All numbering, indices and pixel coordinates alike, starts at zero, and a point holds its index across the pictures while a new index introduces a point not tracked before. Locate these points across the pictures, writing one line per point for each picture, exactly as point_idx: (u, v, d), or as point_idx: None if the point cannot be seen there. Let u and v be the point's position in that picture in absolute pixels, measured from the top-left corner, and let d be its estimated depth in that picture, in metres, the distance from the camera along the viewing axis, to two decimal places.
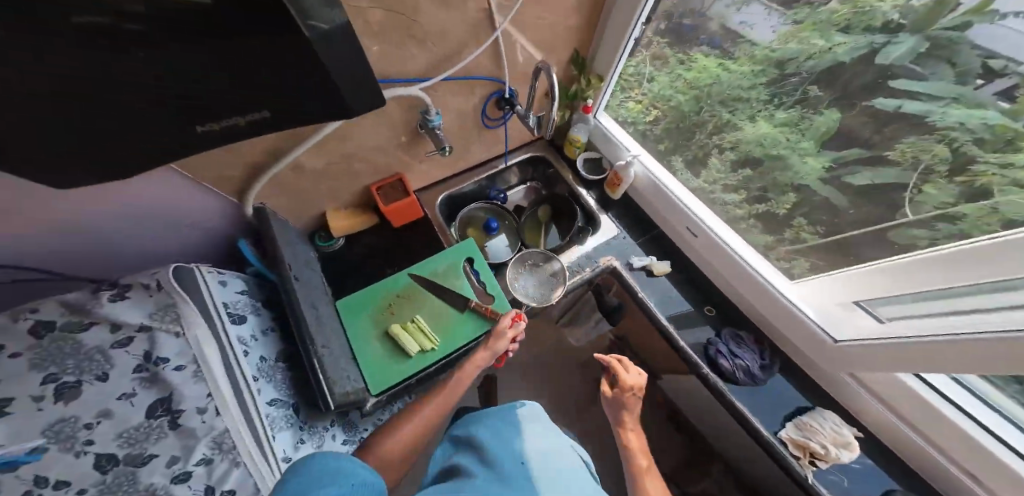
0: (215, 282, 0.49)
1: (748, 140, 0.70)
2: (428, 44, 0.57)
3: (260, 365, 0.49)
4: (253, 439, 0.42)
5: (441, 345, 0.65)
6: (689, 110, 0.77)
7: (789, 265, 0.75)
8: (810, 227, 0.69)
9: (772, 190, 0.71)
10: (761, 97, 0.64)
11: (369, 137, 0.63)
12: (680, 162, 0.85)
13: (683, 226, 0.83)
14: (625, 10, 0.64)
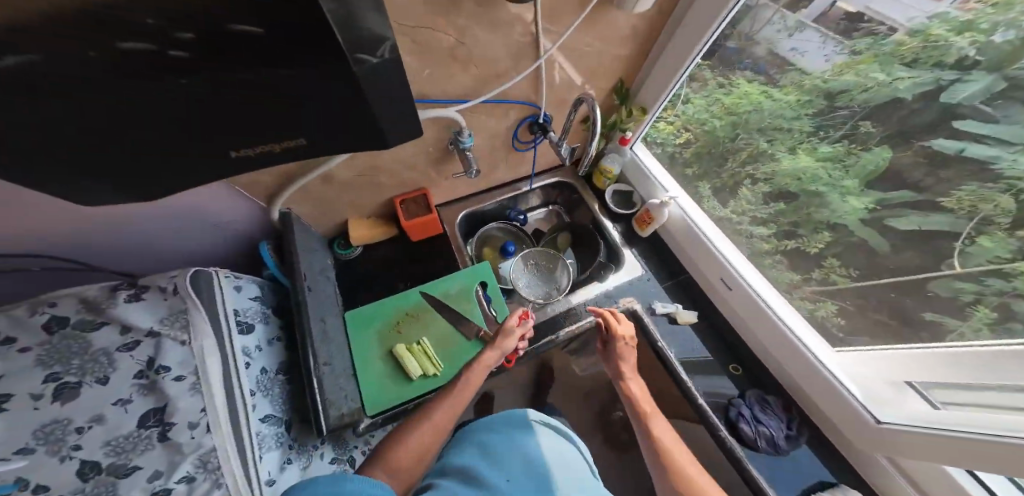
0: (229, 286, 0.48)
1: (786, 173, 0.69)
2: (471, 67, 0.56)
3: (260, 377, 0.46)
4: (241, 459, 0.38)
5: (443, 372, 0.63)
6: (723, 135, 0.78)
7: (814, 306, 0.72)
8: (842, 269, 0.66)
9: (805, 227, 0.69)
10: (804, 129, 0.63)
11: (401, 151, 0.63)
12: (707, 189, 0.85)
13: (716, 277, 0.79)
14: (681, 45, 0.62)
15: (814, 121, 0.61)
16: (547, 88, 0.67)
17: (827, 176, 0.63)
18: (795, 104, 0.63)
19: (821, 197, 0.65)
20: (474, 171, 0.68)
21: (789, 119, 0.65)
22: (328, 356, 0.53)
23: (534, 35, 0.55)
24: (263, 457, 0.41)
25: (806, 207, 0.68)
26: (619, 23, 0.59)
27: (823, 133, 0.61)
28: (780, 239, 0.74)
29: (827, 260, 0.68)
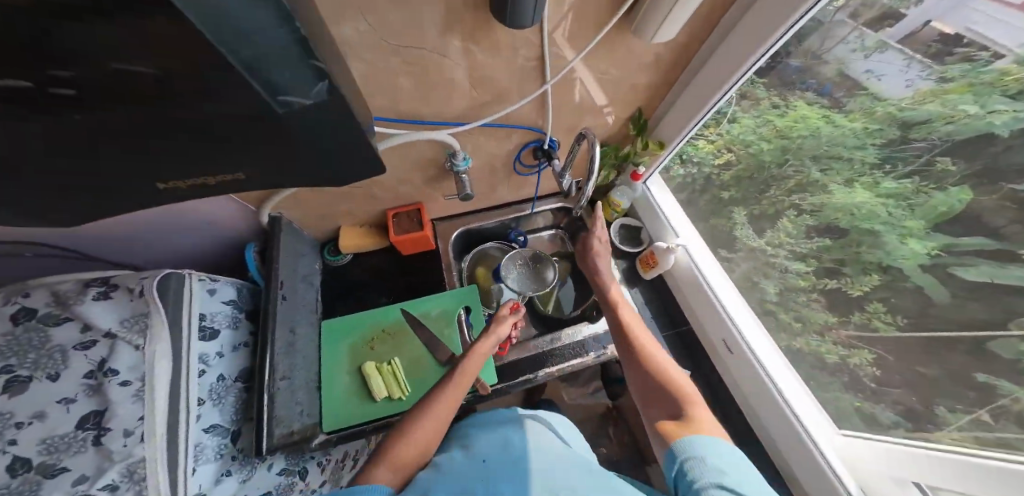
0: (202, 289, 0.49)
1: (835, 206, 0.59)
2: (469, 88, 0.52)
3: (215, 385, 0.47)
4: (170, 473, 0.37)
5: (408, 396, 0.61)
6: (770, 160, 0.67)
7: (846, 352, 0.62)
8: (888, 316, 0.55)
9: (851, 266, 0.58)
10: (868, 160, 0.53)
11: (396, 166, 0.62)
12: (742, 215, 0.76)
13: (718, 337, 0.74)
14: (712, 78, 0.56)
15: (880, 151, 0.51)
16: (556, 111, 0.63)
17: (886, 215, 0.52)
18: (862, 131, 0.53)
19: (875, 236, 0.54)
20: (468, 193, 0.65)
21: (851, 147, 0.55)
22: (289, 368, 0.53)
23: (541, 57, 0.50)
24: (196, 469, 0.41)
25: (855, 245, 0.57)
26: (640, 50, 0.54)
27: (891, 167, 0.51)
28: (819, 277, 0.64)
29: (870, 304, 0.57)
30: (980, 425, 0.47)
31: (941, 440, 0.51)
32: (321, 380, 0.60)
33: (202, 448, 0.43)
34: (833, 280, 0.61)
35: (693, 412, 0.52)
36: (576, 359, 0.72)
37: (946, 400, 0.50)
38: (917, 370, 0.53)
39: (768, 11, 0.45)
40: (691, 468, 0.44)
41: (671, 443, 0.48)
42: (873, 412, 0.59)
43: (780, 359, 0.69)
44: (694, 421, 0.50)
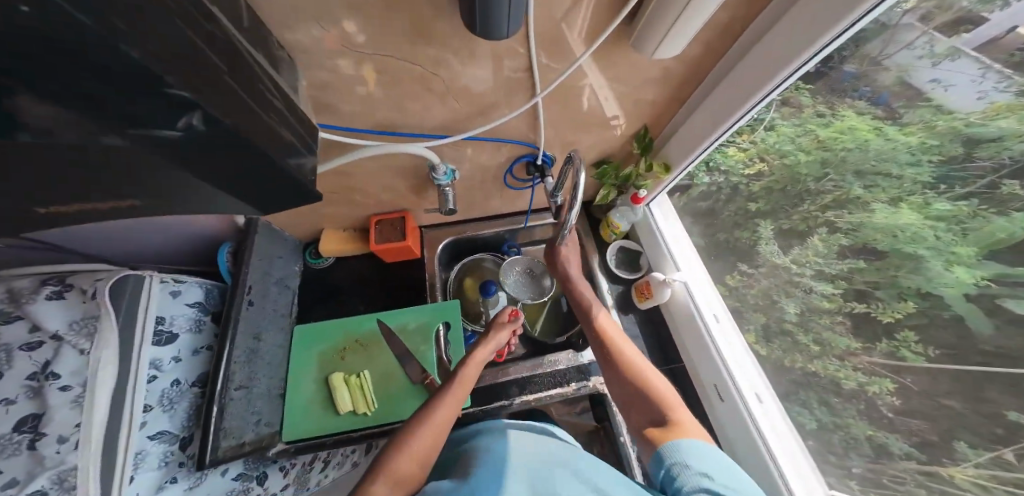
0: (163, 291, 0.49)
1: (875, 226, 0.51)
2: (450, 100, 0.48)
3: (168, 390, 0.46)
4: (102, 483, 0.37)
5: (375, 412, 0.60)
6: (807, 173, 0.59)
7: (869, 383, 0.54)
8: (918, 346, 0.48)
9: (883, 290, 0.50)
10: (920, 179, 0.45)
11: (376, 176, 0.59)
12: (769, 230, 0.68)
13: (710, 382, 0.73)
14: (727, 98, 0.51)
15: (940, 169, 0.43)
16: (551, 123, 0.59)
17: (935, 239, 0.45)
18: (917, 146, 0.44)
19: (919, 262, 0.46)
20: (449, 208, 0.62)
21: (903, 163, 0.46)
22: (247, 378, 0.52)
23: (529, 71, 0.46)
24: (134, 479, 0.40)
25: (893, 268, 0.49)
26: (645, 65, 0.50)
27: (946, 188, 0.43)
28: (847, 299, 0.55)
29: (900, 333, 0.49)
30: (1001, 464, 0.41)
31: (956, 476, 0.46)
32: (289, 389, 0.61)
33: (144, 456, 0.42)
34: (862, 303, 0.53)
35: (676, 416, 0.49)
36: (556, 387, 0.69)
37: (969, 436, 0.44)
38: (942, 403, 0.46)
39: (806, 18, 0.38)
40: (683, 481, 0.41)
41: (658, 448, 0.46)
42: (886, 443, 0.53)
43: (774, 408, 0.68)
44: (679, 425, 0.48)
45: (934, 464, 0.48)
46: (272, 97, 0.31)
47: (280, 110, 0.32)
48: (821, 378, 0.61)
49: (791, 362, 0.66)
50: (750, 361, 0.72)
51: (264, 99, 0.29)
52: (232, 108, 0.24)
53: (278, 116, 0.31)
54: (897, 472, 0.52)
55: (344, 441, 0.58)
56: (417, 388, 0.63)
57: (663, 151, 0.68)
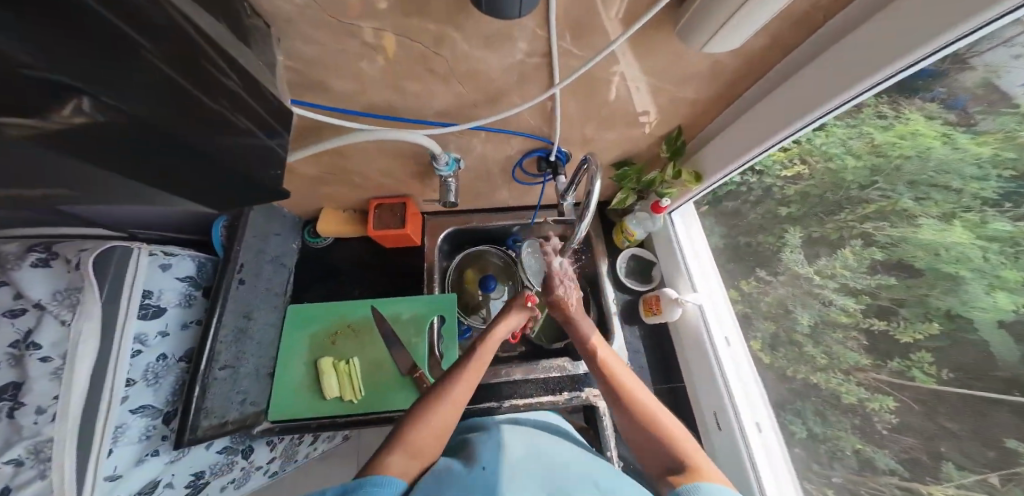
0: (155, 264, 0.53)
1: (914, 242, 0.46)
2: (453, 84, 0.42)
3: (153, 364, 0.50)
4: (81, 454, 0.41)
5: (360, 400, 0.62)
6: (852, 180, 0.53)
7: (868, 397, 0.51)
8: (932, 367, 0.44)
9: (909, 309, 0.46)
10: (982, 195, 0.39)
11: (375, 160, 0.56)
12: (797, 238, 0.63)
13: (710, 410, 0.71)
14: (790, 104, 0.43)
15: (1007, 185, 0.37)
16: (570, 117, 0.53)
17: (982, 260, 0.40)
18: (988, 158, 0.38)
19: (958, 283, 0.42)
20: (450, 201, 0.58)
21: (967, 178, 0.40)
22: (234, 358, 0.55)
23: (550, 59, 0.39)
24: (113, 450, 0.44)
25: (926, 286, 0.45)
26: (693, 58, 0.42)
27: (1010, 206, 0.37)
28: (866, 315, 0.51)
29: (915, 354, 0.46)
30: (985, 487, 0.40)
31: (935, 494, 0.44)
32: (280, 371, 0.64)
33: (126, 428, 0.45)
34: (882, 320, 0.49)
35: (692, 459, 0.44)
36: (546, 395, 0.67)
37: (957, 457, 0.42)
38: (941, 424, 0.43)
39: (897, 20, 0.31)
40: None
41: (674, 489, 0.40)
42: (873, 457, 0.51)
43: (772, 436, 0.65)
44: (697, 470, 0.42)
45: (916, 482, 0.46)
46: (228, 78, 0.27)
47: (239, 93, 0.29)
48: (822, 391, 0.58)
49: (794, 372, 0.62)
50: (758, 392, 0.68)
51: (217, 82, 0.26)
52: (162, 103, 0.22)
53: (237, 100, 0.28)
54: (877, 485, 0.51)
55: (326, 426, 0.60)
56: (406, 381, 0.63)
57: (695, 158, 0.62)
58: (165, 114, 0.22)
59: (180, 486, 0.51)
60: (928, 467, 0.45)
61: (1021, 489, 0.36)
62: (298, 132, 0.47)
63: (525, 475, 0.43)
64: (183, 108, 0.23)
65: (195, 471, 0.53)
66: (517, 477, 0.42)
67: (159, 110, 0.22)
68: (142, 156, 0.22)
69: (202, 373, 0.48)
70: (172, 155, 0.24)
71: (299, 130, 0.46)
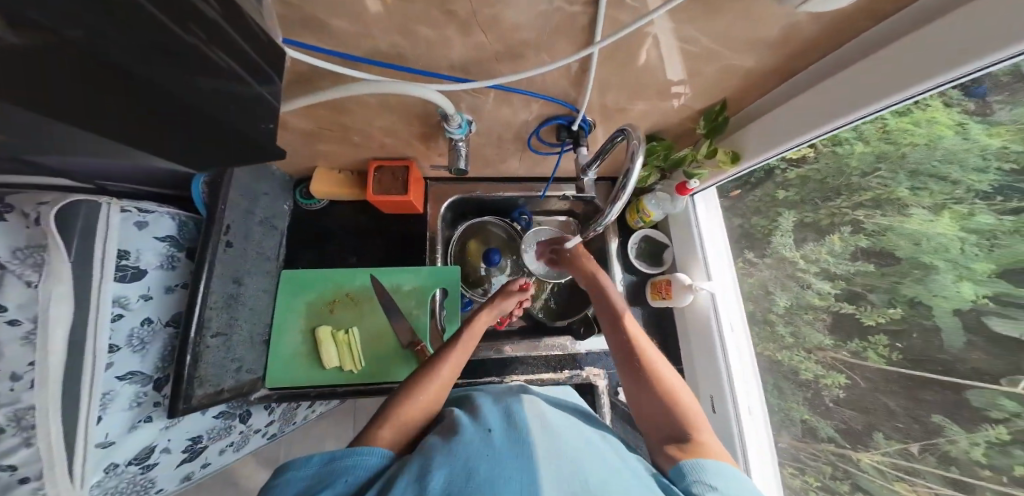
0: (130, 223, 0.51)
1: (902, 232, 0.52)
2: (474, 32, 0.35)
3: (139, 328, 0.50)
4: (66, 419, 0.43)
5: (361, 370, 0.66)
6: (856, 165, 0.56)
7: (823, 373, 0.62)
8: (886, 350, 0.54)
9: (880, 297, 0.54)
10: (977, 187, 0.44)
11: (378, 117, 0.50)
12: (789, 222, 0.68)
13: (707, 393, 0.76)
14: (881, 77, 0.39)
15: (1003, 178, 0.42)
16: (600, 83, 0.48)
17: (958, 251, 0.46)
18: (994, 150, 0.42)
19: (928, 271, 0.49)
20: (459, 168, 0.53)
21: (969, 168, 0.44)
22: (225, 324, 0.54)
23: (595, 11, 0.33)
24: (104, 416, 0.46)
25: (899, 275, 0.52)
26: (769, 21, 0.37)
27: (1001, 200, 0.42)
28: (838, 300, 0.60)
29: (874, 336, 0.55)
30: (903, 454, 0.52)
31: (862, 459, 0.57)
32: (275, 340, 0.66)
33: (114, 395, 0.47)
34: (852, 305, 0.58)
35: (699, 435, 0.49)
36: (547, 372, 0.70)
37: (887, 429, 0.54)
38: (882, 401, 0.54)
39: None
40: (693, 489, 0.42)
41: (677, 463, 0.46)
42: (816, 426, 0.64)
43: (761, 421, 0.72)
44: (700, 445, 0.48)
45: (849, 448, 0.59)
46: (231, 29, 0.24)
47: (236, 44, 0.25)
48: (783, 365, 0.69)
49: (761, 349, 0.73)
50: (758, 381, 0.73)
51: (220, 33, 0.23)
52: (153, 53, 0.20)
53: (237, 52, 0.25)
54: (815, 451, 0.64)
55: (326, 395, 0.63)
56: (406, 353, 0.67)
57: (734, 140, 0.60)
58: (151, 64, 0.20)
59: (177, 449, 0.56)
60: (863, 437, 0.57)
61: (935, 457, 0.49)
62: (293, 80, 0.40)
63: (529, 441, 0.43)
64: (179, 62, 0.21)
65: (191, 436, 0.57)
66: (522, 445, 0.42)
67: (145, 58, 0.20)
68: (115, 127, 0.19)
69: (192, 342, 0.47)
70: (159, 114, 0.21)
71: (291, 78, 0.40)
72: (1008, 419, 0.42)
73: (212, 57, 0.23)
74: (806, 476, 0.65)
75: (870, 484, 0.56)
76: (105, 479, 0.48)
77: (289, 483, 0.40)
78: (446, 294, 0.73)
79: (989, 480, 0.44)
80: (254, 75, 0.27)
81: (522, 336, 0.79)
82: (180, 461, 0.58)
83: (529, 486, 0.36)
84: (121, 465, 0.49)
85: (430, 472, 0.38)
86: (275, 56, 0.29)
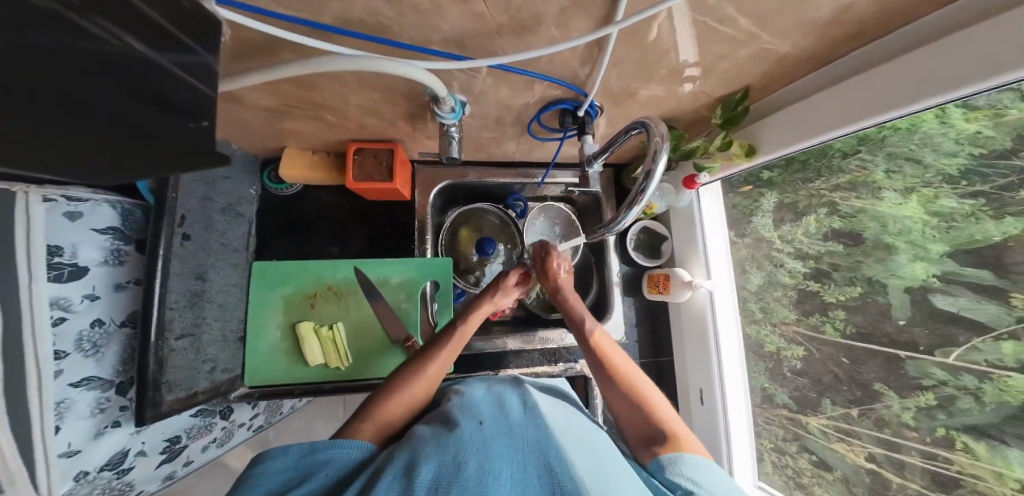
0: (57, 214, 0.45)
1: (873, 215, 0.57)
2: (472, 1, 0.29)
3: (93, 329, 0.47)
4: (27, 433, 0.41)
5: (349, 367, 0.65)
6: (838, 147, 0.57)
7: (785, 347, 0.70)
8: (840, 324, 0.62)
9: (842, 274, 0.61)
10: (946, 171, 0.49)
11: (355, 95, 0.44)
12: (770, 203, 0.72)
13: (696, 384, 0.81)
14: (936, 73, 0.37)
15: (972, 163, 0.46)
16: (612, 63, 0.43)
17: (919, 234, 0.52)
18: (968, 135, 0.45)
19: (889, 252, 0.55)
20: (452, 155, 0.50)
21: (941, 152, 0.48)
22: (192, 325, 0.50)
23: None
24: (62, 426, 0.45)
25: (863, 255, 0.58)
26: (820, 3, 0.34)
27: (965, 184, 0.47)
28: (806, 278, 0.67)
29: (833, 311, 0.63)
30: (846, 418, 0.62)
31: (811, 422, 0.67)
32: (251, 336, 0.64)
33: (71, 402, 0.45)
34: (817, 283, 0.65)
35: (672, 428, 0.51)
36: (542, 366, 0.73)
37: (835, 397, 0.63)
38: (830, 368, 0.63)
39: None
40: (673, 481, 0.42)
41: (657, 459, 0.46)
42: (773, 393, 0.73)
43: (744, 405, 0.77)
44: (676, 439, 0.49)
45: (800, 413, 0.69)
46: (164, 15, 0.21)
47: (169, 29, 0.22)
48: (750, 339, 0.77)
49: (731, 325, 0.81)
50: (743, 374, 0.78)
51: (150, 23, 0.20)
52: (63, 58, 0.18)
53: (170, 40, 0.22)
54: (771, 415, 0.74)
55: (312, 391, 0.64)
56: (395, 348, 0.67)
57: (751, 134, 0.60)
58: (72, 66, 0.18)
59: (154, 450, 0.57)
60: (813, 403, 0.67)
61: (871, 419, 0.58)
62: (243, 50, 0.33)
63: (526, 431, 0.43)
64: (97, 53, 0.19)
65: (168, 437, 0.59)
66: (516, 437, 0.42)
67: (63, 54, 0.17)
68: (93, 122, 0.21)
69: (155, 345, 0.43)
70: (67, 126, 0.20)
71: (242, 46, 0.32)
72: (936, 386, 0.51)
73: (131, 52, 0.20)
74: (762, 440, 0.76)
75: (816, 444, 0.67)
76: (78, 487, 0.47)
77: (257, 477, 0.37)
78: (437, 287, 0.71)
79: (914, 440, 0.54)
80: (186, 67, 0.24)
81: (514, 329, 0.79)
82: (160, 462, 0.59)
83: (519, 479, 0.35)
84: (92, 472, 0.49)
85: (419, 464, 0.35)
86: (205, 28, 0.24)
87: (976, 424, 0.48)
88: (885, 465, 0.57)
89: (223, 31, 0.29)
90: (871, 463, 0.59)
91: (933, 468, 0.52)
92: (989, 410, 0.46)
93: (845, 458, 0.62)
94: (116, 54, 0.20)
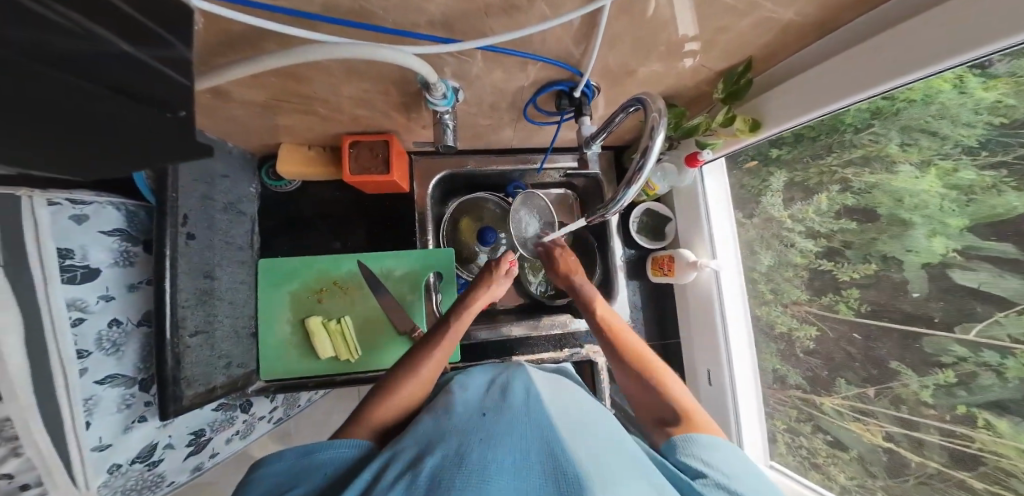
0: (64, 217, 0.46)
1: (889, 189, 0.55)
2: None
3: (111, 329, 0.50)
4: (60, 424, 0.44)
5: (359, 359, 0.67)
6: (851, 122, 0.55)
7: (799, 327, 0.69)
8: (855, 302, 0.60)
9: (855, 252, 0.60)
10: (964, 142, 0.47)
11: (345, 86, 0.43)
12: (778, 182, 0.70)
13: (704, 367, 0.80)
14: (933, 39, 0.36)
15: (990, 132, 0.44)
16: (609, 41, 0.42)
17: (936, 208, 0.50)
18: (988, 104, 0.43)
19: (905, 227, 0.53)
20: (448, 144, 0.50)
21: (958, 123, 0.46)
22: (204, 322, 0.51)
23: None
24: (93, 421, 0.48)
25: (878, 232, 0.57)
26: None
27: (985, 154, 0.45)
28: (818, 258, 0.65)
29: (846, 289, 0.61)
30: (861, 397, 0.61)
31: (825, 402, 0.67)
32: (262, 331, 0.66)
33: (98, 399, 0.48)
34: (830, 261, 0.63)
35: (685, 409, 0.52)
36: (548, 351, 0.73)
37: (848, 376, 0.63)
38: (843, 348, 0.63)
39: None
40: (685, 462, 0.43)
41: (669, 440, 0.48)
42: (785, 374, 0.73)
43: (754, 388, 0.77)
44: (689, 420, 0.50)
45: (814, 393, 0.68)
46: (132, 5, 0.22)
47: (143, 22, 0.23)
48: (761, 320, 0.76)
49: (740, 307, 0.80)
50: (754, 357, 0.77)
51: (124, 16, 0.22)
52: (76, 59, 0.19)
53: (146, 32, 0.24)
54: (783, 396, 0.73)
55: (324, 384, 0.66)
56: (403, 339, 0.68)
57: (754, 108, 0.58)
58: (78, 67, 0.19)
59: (181, 444, 0.60)
60: (827, 383, 0.66)
61: (888, 397, 0.57)
62: (226, 41, 0.33)
63: (524, 417, 0.43)
64: (93, 52, 0.20)
65: (193, 430, 0.62)
66: (515, 423, 0.42)
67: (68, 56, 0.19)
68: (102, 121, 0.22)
69: (171, 343, 0.45)
70: (71, 129, 0.21)
71: (228, 39, 0.32)
72: (955, 362, 0.49)
73: (124, 53, 0.22)
74: (773, 420, 0.76)
75: (830, 425, 0.66)
76: (111, 478, 0.51)
77: (261, 479, 0.38)
78: (440, 277, 0.72)
79: (931, 418, 0.53)
80: (168, 62, 0.25)
81: (520, 318, 0.79)
82: (187, 454, 0.62)
83: (523, 467, 0.35)
84: (125, 465, 0.52)
85: (424, 458, 0.36)
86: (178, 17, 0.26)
87: (998, 402, 0.46)
88: (902, 443, 0.57)
89: (196, 20, 0.29)
90: (889, 442, 0.58)
91: (953, 445, 0.51)
92: (1011, 388, 0.45)
93: (861, 438, 0.62)
94: (107, 53, 0.21)
